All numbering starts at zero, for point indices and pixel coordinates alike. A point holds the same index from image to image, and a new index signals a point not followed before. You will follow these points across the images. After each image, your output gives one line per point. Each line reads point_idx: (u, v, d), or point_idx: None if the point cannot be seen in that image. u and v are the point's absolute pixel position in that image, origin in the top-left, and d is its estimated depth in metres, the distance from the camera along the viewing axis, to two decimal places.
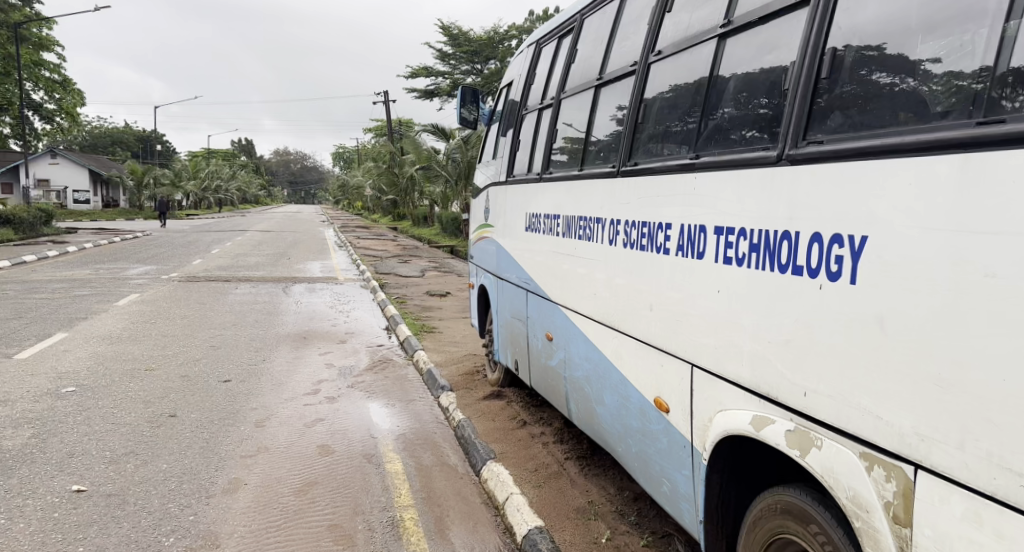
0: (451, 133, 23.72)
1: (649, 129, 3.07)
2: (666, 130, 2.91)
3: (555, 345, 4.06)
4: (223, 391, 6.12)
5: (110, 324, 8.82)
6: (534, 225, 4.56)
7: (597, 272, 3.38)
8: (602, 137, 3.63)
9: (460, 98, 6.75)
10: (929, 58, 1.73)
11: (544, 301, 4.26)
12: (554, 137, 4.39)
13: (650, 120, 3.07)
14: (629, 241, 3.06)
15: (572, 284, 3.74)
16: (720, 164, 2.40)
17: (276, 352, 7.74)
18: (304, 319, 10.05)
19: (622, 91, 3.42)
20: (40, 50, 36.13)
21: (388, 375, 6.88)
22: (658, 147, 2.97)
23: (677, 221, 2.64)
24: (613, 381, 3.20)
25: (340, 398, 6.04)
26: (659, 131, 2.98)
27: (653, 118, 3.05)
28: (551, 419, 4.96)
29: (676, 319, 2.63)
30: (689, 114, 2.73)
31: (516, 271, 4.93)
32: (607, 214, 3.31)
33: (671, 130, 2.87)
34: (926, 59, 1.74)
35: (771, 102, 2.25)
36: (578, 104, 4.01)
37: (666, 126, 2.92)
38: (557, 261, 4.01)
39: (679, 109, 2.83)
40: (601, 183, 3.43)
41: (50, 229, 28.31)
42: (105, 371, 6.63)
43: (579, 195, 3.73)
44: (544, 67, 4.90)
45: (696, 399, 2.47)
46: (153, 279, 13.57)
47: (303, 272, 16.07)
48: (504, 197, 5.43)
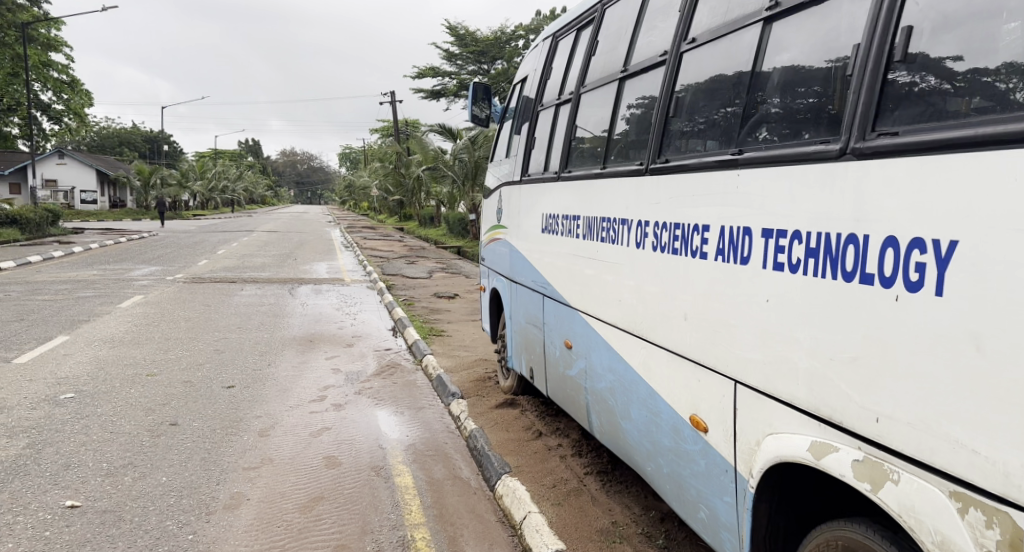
0: (459, 133, 23.55)
1: (681, 124, 2.84)
2: (701, 123, 2.68)
3: (574, 353, 3.84)
4: (226, 398, 5.92)
5: (112, 327, 8.63)
6: (551, 227, 4.33)
7: (623, 277, 3.16)
8: (627, 133, 3.40)
9: (471, 95, 6.52)
10: (949, 56, 1.66)
11: (562, 307, 4.04)
12: (573, 134, 4.17)
13: (682, 113, 2.84)
14: (659, 244, 2.83)
15: (593, 290, 3.52)
16: (768, 159, 2.17)
17: (282, 357, 7.54)
18: (310, 321, 9.86)
19: (650, 83, 3.19)
20: (48, 51, 36.12)
21: (396, 381, 6.66)
22: (692, 142, 2.74)
23: (716, 222, 2.41)
24: (640, 395, 2.98)
25: (347, 406, 5.83)
26: (694, 124, 2.75)
27: (685, 110, 2.82)
28: (568, 430, 4.74)
29: (715, 331, 2.40)
30: (728, 105, 2.50)
31: (531, 274, 4.71)
32: (634, 215, 3.09)
33: (708, 123, 2.64)
34: (945, 57, 1.67)
35: (829, 90, 2.02)
36: (600, 98, 3.79)
37: (701, 119, 2.69)
38: (576, 265, 3.79)
39: (717, 101, 2.59)
40: (627, 181, 3.21)
41: (57, 230, 28.22)
42: (106, 376, 6.43)
43: (602, 194, 3.50)
44: (561, 61, 4.68)
45: (739, 419, 2.25)
46: (158, 280, 13.40)
47: (309, 274, 15.88)
48: (518, 196, 5.20)
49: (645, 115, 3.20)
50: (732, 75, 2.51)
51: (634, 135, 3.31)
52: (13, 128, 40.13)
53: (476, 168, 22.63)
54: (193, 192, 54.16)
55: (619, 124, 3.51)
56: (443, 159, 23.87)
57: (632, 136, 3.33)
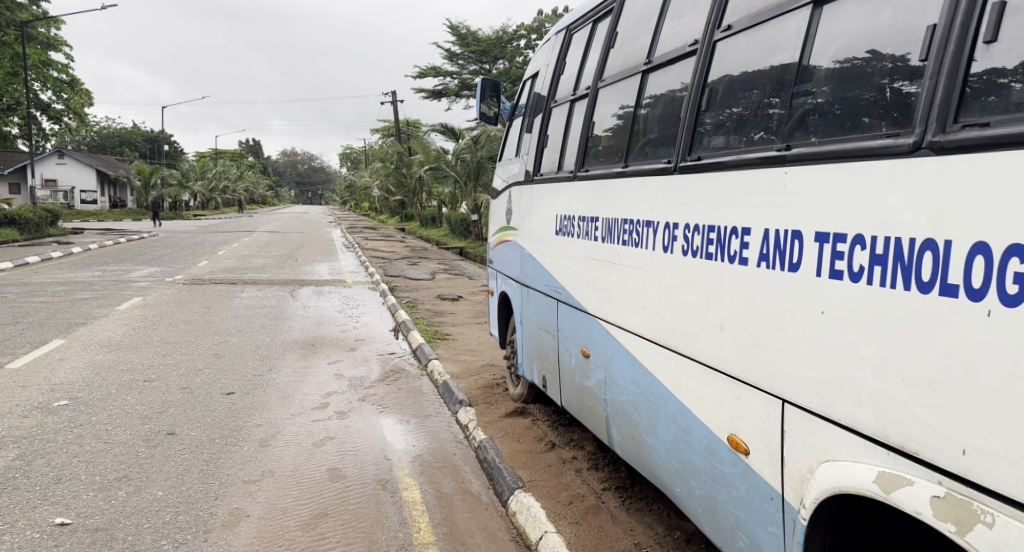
0: (461, 132, 23.34)
1: (714, 119, 2.64)
2: (738, 118, 2.48)
3: (592, 363, 3.63)
4: (226, 405, 5.71)
5: (109, 331, 8.42)
6: (566, 229, 4.12)
7: (648, 283, 2.95)
8: (652, 128, 3.20)
9: (479, 92, 6.32)
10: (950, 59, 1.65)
11: (579, 313, 3.83)
12: (590, 131, 3.97)
13: (715, 107, 2.64)
14: (690, 248, 2.62)
15: (614, 296, 3.32)
16: (821, 155, 1.97)
17: (283, 362, 7.33)
18: (311, 324, 9.64)
19: (678, 76, 2.98)
20: (47, 50, 35.92)
21: (401, 387, 6.46)
22: (727, 138, 2.54)
23: (758, 225, 2.21)
24: (668, 410, 2.77)
25: (351, 414, 5.62)
26: (729, 119, 2.55)
27: (719, 104, 2.62)
28: (582, 441, 4.53)
29: (757, 343, 2.19)
30: (771, 98, 2.30)
31: (544, 278, 4.50)
32: (660, 216, 2.88)
33: (747, 117, 2.43)
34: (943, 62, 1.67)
35: (896, 78, 1.82)
36: (620, 93, 3.58)
37: (738, 113, 2.49)
38: (595, 270, 3.59)
39: (757, 93, 2.39)
40: (652, 179, 3.00)
41: (56, 230, 28.00)
42: (101, 382, 6.22)
43: (623, 194, 3.30)
44: (575, 55, 4.48)
45: (788, 441, 2.05)
46: (157, 282, 13.19)
47: (310, 275, 15.66)
48: (529, 195, 5.00)
49: (671, 109, 3.00)
50: (774, 65, 2.31)
51: (659, 131, 3.11)
52: (13, 128, 39.93)
53: (478, 168, 22.42)
54: (194, 192, 53.96)
55: (642, 120, 3.31)
56: (445, 159, 23.67)
57: (656, 132, 3.13)
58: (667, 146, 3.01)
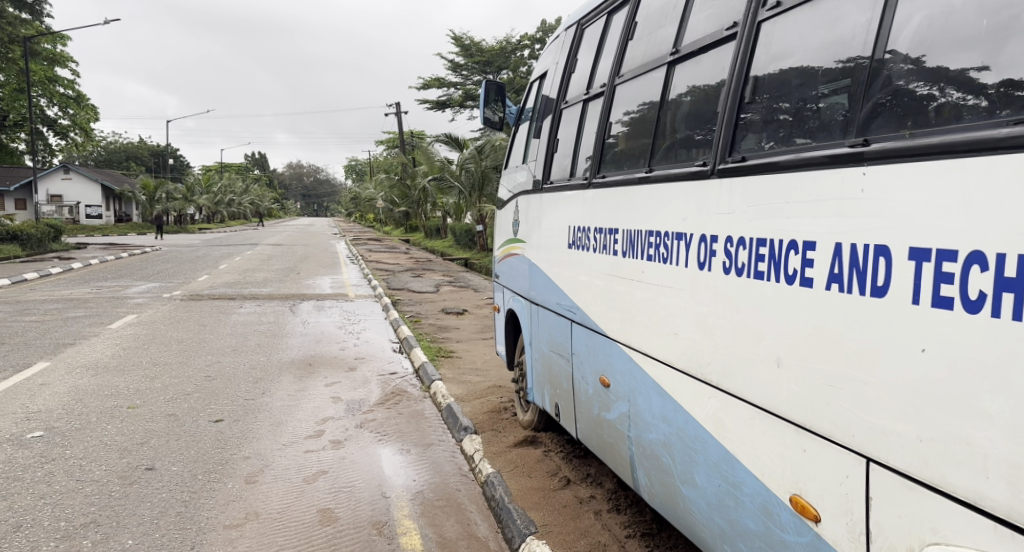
0: (464, 142, 23.03)
1: (762, 113, 2.23)
2: (795, 111, 2.07)
3: (612, 394, 3.21)
4: (213, 435, 5.29)
5: (98, 352, 8.03)
6: (580, 242, 3.71)
7: (682, 306, 2.54)
8: (680, 128, 2.78)
9: (484, 96, 5.94)
10: (975, 67, 1.53)
11: (597, 337, 3.41)
12: (607, 133, 3.56)
13: (763, 99, 2.24)
14: (734, 266, 2.21)
15: (639, 319, 2.91)
16: (912, 151, 1.56)
17: (277, 384, 6.92)
18: (310, 342, 9.22)
19: (715, 61, 2.56)
20: (52, 65, 35.98)
21: (402, 411, 6.04)
22: (778, 135, 2.13)
23: (826, 238, 1.79)
24: (709, 457, 2.35)
25: (347, 443, 5.19)
26: (781, 113, 2.14)
27: (770, 95, 2.21)
28: (601, 478, 4.10)
29: (826, 386, 1.77)
30: (843, 85, 1.89)
31: (556, 296, 4.09)
32: (695, 227, 2.47)
33: (807, 109, 2.02)
34: (969, 69, 1.54)
35: (1008, 61, 1.45)
36: (641, 88, 3.18)
37: (796, 105, 2.08)
38: (615, 289, 3.17)
39: (820, 80, 1.98)
40: (682, 184, 2.59)
41: (58, 245, 27.77)
42: (82, 410, 5.81)
43: (647, 204, 2.88)
44: (588, 51, 4.07)
45: (876, 511, 1.62)
46: (153, 298, 12.81)
47: (312, 289, 15.27)
48: (538, 206, 4.60)
49: (705, 105, 2.58)
50: (834, 39, 1.93)
51: (691, 126, 2.68)
52: (17, 143, 39.92)
53: (482, 178, 22.10)
54: (199, 206, 53.84)
55: (666, 117, 2.90)
56: (449, 169, 23.34)
57: (687, 131, 2.71)
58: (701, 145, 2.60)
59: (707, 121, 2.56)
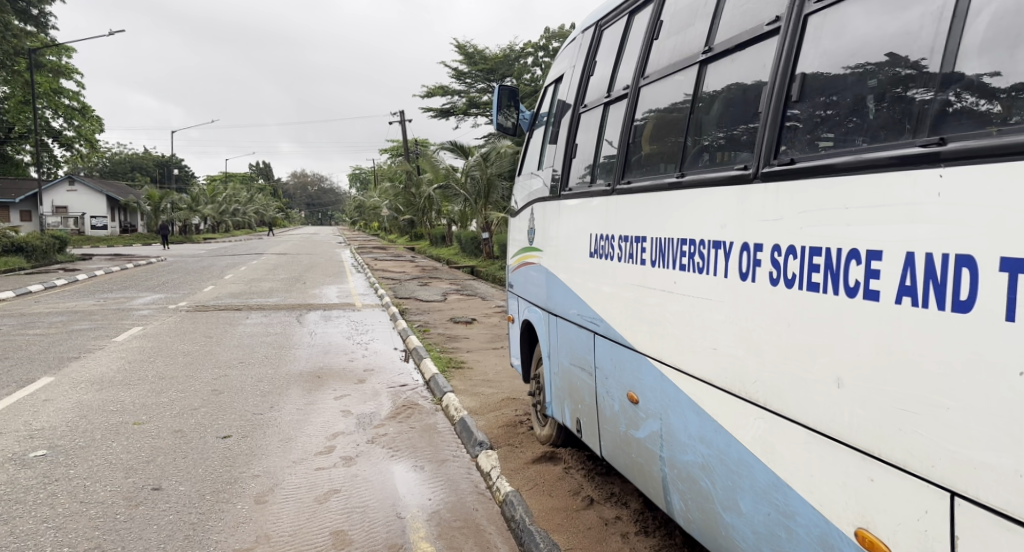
0: (470, 150, 22.93)
1: (811, 112, 2.09)
2: (851, 110, 1.94)
3: (642, 411, 3.05)
4: (221, 453, 5.14)
5: (103, 366, 7.89)
6: (603, 250, 3.56)
7: (724, 320, 2.38)
8: (716, 131, 2.64)
9: (496, 102, 5.81)
10: (985, 73, 1.54)
11: (624, 350, 3.25)
12: (631, 137, 3.41)
13: (813, 97, 2.10)
14: (784, 277, 2.06)
15: (671, 333, 2.76)
16: (993, 151, 1.42)
17: (286, 397, 6.77)
18: (317, 353, 9.07)
19: (759, 56, 2.40)
20: (57, 77, 36.08)
21: (414, 425, 5.88)
22: (831, 136, 2.00)
23: (896, 245, 1.63)
24: (757, 484, 2.20)
25: (359, 459, 5.03)
26: (833, 112, 2.01)
27: (820, 93, 2.07)
28: (625, 497, 3.94)
29: (898, 410, 1.62)
30: (908, 81, 1.75)
31: (576, 307, 3.94)
32: (736, 234, 2.32)
33: (865, 107, 1.89)
34: (980, 74, 1.55)
35: None
36: (672, 88, 3.04)
37: (852, 103, 1.94)
38: (643, 300, 3.03)
39: (880, 75, 1.85)
40: (721, 189, 2.45)
41: (64, 256, 27.73)
42: (87, 427, 5.67)
43: (680, 211, 2.73)
44: (608, 52, 3.94)
45: (963, 549, 1.48)
46: (159, 310, 12.68)
47: (318, 299, 15.14)
48: (555, 213, 4.46)
49: (748, 105, 2.44)
50: (900, 27, 1.79)
51: (731, 127, 2.53)
52: (23, 154, 40.03)
53: (488, 186, 21.98)
54: (203, 216, 53.84)
55: (700, 119, 2.76)
56: (454, 177, 23.24)
57: (726, 132, 2.57)
58: (743, 148, 2.45)
59: (748, 122, 2.43)
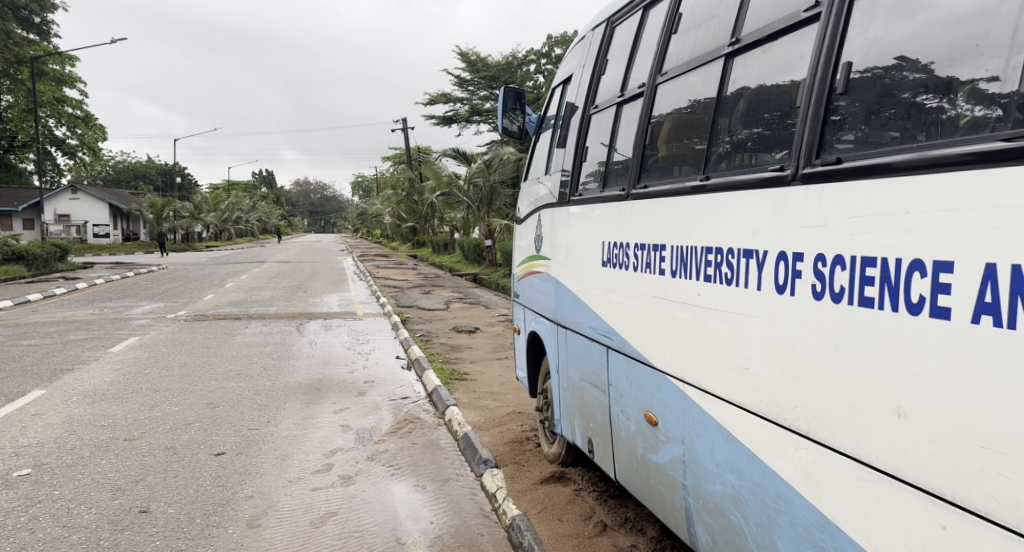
0: (473, 157, 22.74)
1: (860, 106, 1.91)
2: (907, 105, 1.77)
3: (661, 434, 2.83)
4: (213, 472, 4.90)
5: (96, 378, 7.65)
6: (617, 259, 3.34)
7: (761, 337, 2.16)
8: (746, 131, 2.43)
9: (501, 105, 5.61)
10: (984, 77, 1.58)
11: (641, 367, 3.03)
12: (646, 138, 3.20)
13: (860, 90, 1.92)
14: (831, 290, 1.86)
15: (695, 350, 2.54)
16: None
17: (283, 411, 6.53)
18: (317, 364, 8.83)
19: (799, 42, 2.18)
20: (61, 86, 36.04)
21: (417, 441, 5.65)
22: (883, 133, 1.82)
23: (973, 257, 1.46)
24: (801, 522, 1.99)
25: (358, 478, 4.79)
26: (886, 108, 1.83)
27: (871, 87, 1.89)
28: (641, 522, 3.71)
29: (977, 448, 1.46)
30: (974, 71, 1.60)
31: (587, 319, 3.72)
32: (773, 242, 2.11)
33: (919, 104, 1.74)
34: (980, 79, 1.59)
35: None
36: (694, 84, 2.82)
37: (909, 97, 1.78)
38: (662, 313, 2.80)
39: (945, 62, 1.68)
40: (755, 193, 2.23)
41: (65, 264, 27.56)
42: (75, 444, 5.43)
43: (706, 216, 2.51)
44: (620, 50, 3.73)
45: None
46: (157, 320, 12.43)
47: (319, 308, 14.89)
48: (563, 220, 4.24)
49: (785, 102, 2.23)
50: (977, 5, 1.62)
51: (766, 125, 2.32)
52: (26, 162, 39.97)
53: (491, 193, 21.78)
54: (206, 224, 53.66)
55: (726, 118, 2.55)
56: (457, 185, 23.05)
57: (759, 131, 2.35)
58: (780, 147, 2.23)
59: (786, 119, 2.22)
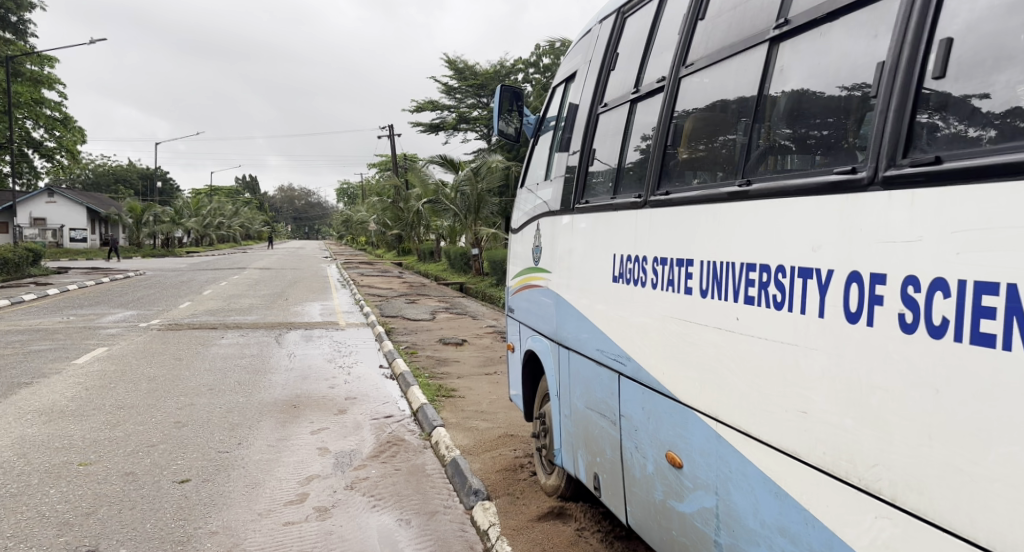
0: (459, 164, 22.43)
1: (944, 100, 1.57)
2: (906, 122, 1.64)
3: (687, 479, 2.45)
4: (175, 503, 4.44)
5: (56, 393, 7.12)
6: (631, 273, 2.96)
7: (828, 374, 1.78)
8: (796, 131, 2.08)
9: (496, 106, 5.25)
10: (976, 94, 1.51)
11: (660, 399, 2.65)
12: (667, 137, 2.82)
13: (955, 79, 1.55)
14: (928, 323, 1.48)
15: (734, 387, 2.17)
16: None
17: (256, 431, 6.08)
18: (295, 378, 8.34)
19: (877, 17, 1.81)
20: (39, 87, 35.24)
21: (401, 466, 5.22)
22: (979, 131, 1.49)
23: None
24: None
25: (335, 511, 4.36)
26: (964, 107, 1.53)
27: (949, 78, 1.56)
28: None
29: None
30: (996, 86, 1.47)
31: (595, 340, 3.32)
32: (843, 260, 1.73)
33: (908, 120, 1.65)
34: (969, 95, 1.52)
35: None
36: (733, 74, 2.43)
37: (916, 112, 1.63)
38: (688, 340, 2.44)
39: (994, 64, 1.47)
40: (815, 200, 1.86)
41: (38, 270, 26.76)
42: (24, 469, 4.94)
43: (748, 228, 2.14)
44: (634, 43, 3.36)
45: None
46: (128, 329, 11.86)
47: (300, 317, 14.39)
48: (567, 230, 3.86)
49: (855, 90, 1.86)
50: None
51: (831, 118, 1.95)
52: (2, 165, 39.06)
53: (479, 202, 21.30)
54: (187, 229, 52.75)
55: (769, 118, 2.20)
56: (443, 193, 22.61)
57: (822, 126, 1.98)
58: (849, 148, 1.87)
59: (857, 112, 1.85)
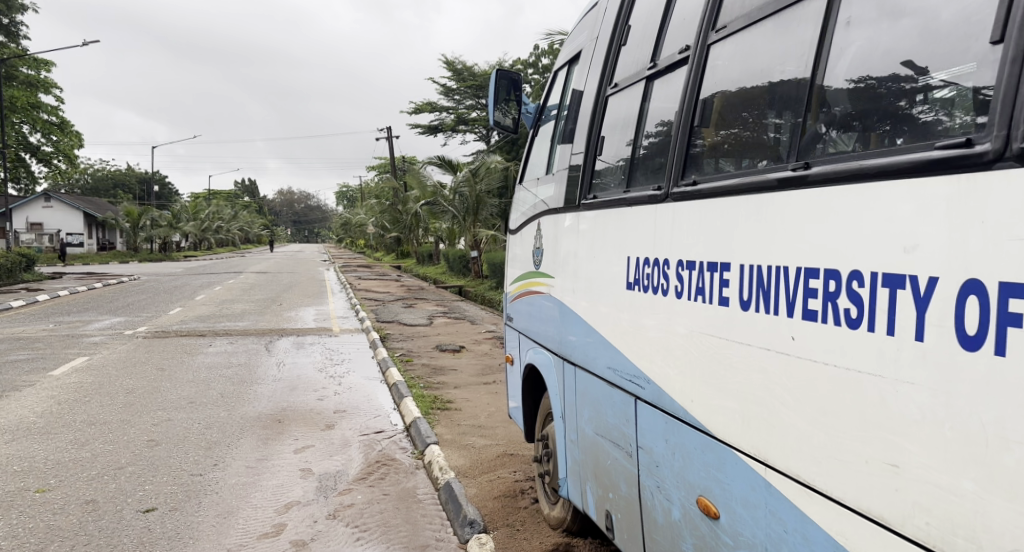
0: (457, 165, 22.02)
1: None
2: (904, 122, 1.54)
3: (725, 533, 2.00)
4: (136, 537, 3.97)
5: (24, 409, 6.64)
6: (647, 279, 2.52)
7: (930, 416, 1.33)
8: (860, 104, 1.67)
9: (491, 95, 4.79)
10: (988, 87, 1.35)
11: (687, 432, 2.20)
12: (693, 116, 2.36)
13: None
14: None
15: (789, 425, 1.72)
16: None
17: (235, 450, 5.62)
18: (282, 390, 7.87)
19: None
20: (34, 91, 34.76)
21: (390, 490, 4.77)
22: None
23: None
24: None
25: (314, 545, 3.89)
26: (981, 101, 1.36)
27: None
28: None
29: None
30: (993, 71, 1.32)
31: (606, 356, 2.87)
32: (952, 262, 1.29)
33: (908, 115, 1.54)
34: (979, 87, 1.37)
35: None
36: (777, 36, 1.98)
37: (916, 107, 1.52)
38: (725, 361, 2.00)
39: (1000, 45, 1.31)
40: (908, 183, 1.41)
41: (31, 274, 26.27)
42: None
43: (805, 223, 1.69)
44: (649, 14, 2.90)
45: None
46: (112, 337, 11.36)
47: (292, 323, 13.92)
48: (571, 230, 3.41)
49: (888, 73, 1.61)
50: None
51: (930, 74, 1.50)
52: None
53: (478, 202, 20.91)
54: (186, 232, 52.30)
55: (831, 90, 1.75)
56: (442, 194, 22.18)
57: (914, 88, 1.54)
58: (960, 115, 1.41)
59: (896, 97, 1.58)
